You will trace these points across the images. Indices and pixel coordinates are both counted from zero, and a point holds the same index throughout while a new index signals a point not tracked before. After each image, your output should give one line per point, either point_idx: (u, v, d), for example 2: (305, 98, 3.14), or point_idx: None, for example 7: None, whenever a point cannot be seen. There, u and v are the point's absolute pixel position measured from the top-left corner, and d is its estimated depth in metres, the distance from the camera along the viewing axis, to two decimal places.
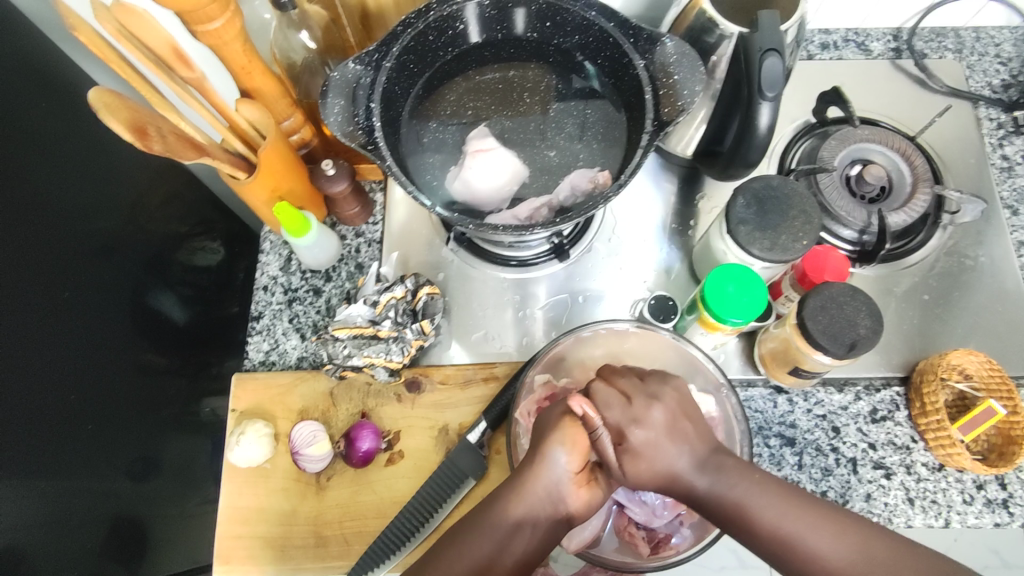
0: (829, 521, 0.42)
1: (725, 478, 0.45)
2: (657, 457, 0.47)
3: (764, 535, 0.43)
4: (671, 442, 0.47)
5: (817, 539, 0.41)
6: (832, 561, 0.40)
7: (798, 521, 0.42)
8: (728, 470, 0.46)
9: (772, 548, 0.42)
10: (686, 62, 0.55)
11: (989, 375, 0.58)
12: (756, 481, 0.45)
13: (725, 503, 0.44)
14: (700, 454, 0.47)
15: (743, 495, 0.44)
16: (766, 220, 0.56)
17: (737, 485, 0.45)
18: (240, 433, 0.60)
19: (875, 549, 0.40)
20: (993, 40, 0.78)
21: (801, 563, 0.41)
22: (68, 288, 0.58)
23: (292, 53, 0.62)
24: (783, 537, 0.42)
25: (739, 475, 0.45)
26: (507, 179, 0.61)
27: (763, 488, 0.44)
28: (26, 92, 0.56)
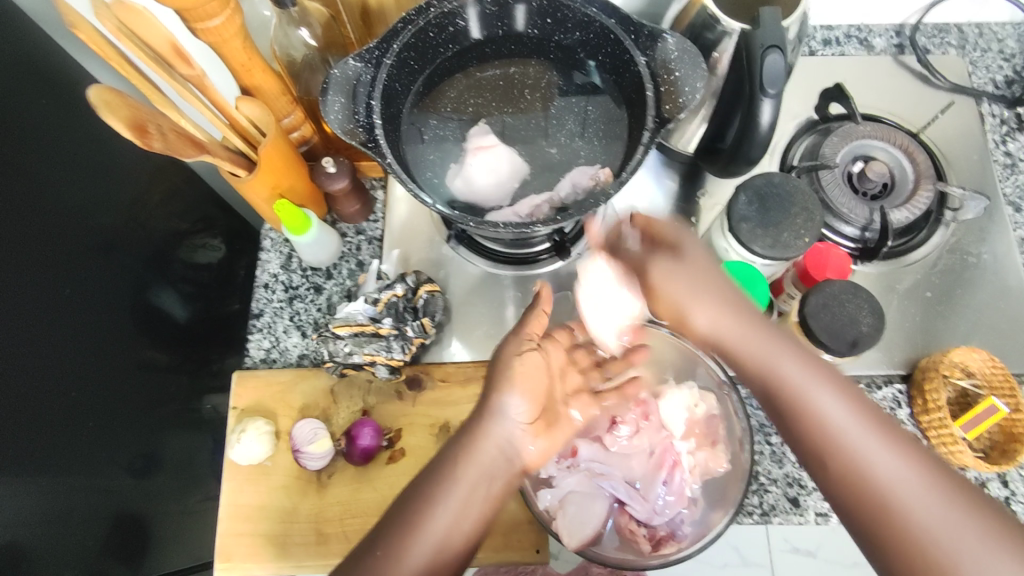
0: (888, 433, 0.46)
1: (787, 354, 0.50)
2: (698, 284, 0.54)
3: (818, 420, 0.47)
4: (712, 281, 0.54)
5: (871, 444, 0.45)
6: (877, 458, 0.45)
7: (858, 423, 0.46)
8: (803, 358, 0.50)
9: (825, 436, 0.46)
10: (688, 58, 0.55)
11: (992, 372, 0.58)
12: (819, 372, 0.49)
13: (790, 383, 0.49)
14: (754, 318, 0.53)
15: (802, 381, 0.48)
16: (767, 217, 0.56)
17: (810, 373, 0.49)
18: (241, 431, 0.60)
19: (926, 470, 0.44)
20: (996, 35, 0.78)
21: (849, 453, 0.45)
22: (68, 286, 0.58)
23: (292, 50, 0.62)
24: (840, 429, 0.46)
25: (813, 366, 0.49)
26: (512, 178, 0.61)
27: (835, 386, 0.48)
28: (24, 89, 0.56)
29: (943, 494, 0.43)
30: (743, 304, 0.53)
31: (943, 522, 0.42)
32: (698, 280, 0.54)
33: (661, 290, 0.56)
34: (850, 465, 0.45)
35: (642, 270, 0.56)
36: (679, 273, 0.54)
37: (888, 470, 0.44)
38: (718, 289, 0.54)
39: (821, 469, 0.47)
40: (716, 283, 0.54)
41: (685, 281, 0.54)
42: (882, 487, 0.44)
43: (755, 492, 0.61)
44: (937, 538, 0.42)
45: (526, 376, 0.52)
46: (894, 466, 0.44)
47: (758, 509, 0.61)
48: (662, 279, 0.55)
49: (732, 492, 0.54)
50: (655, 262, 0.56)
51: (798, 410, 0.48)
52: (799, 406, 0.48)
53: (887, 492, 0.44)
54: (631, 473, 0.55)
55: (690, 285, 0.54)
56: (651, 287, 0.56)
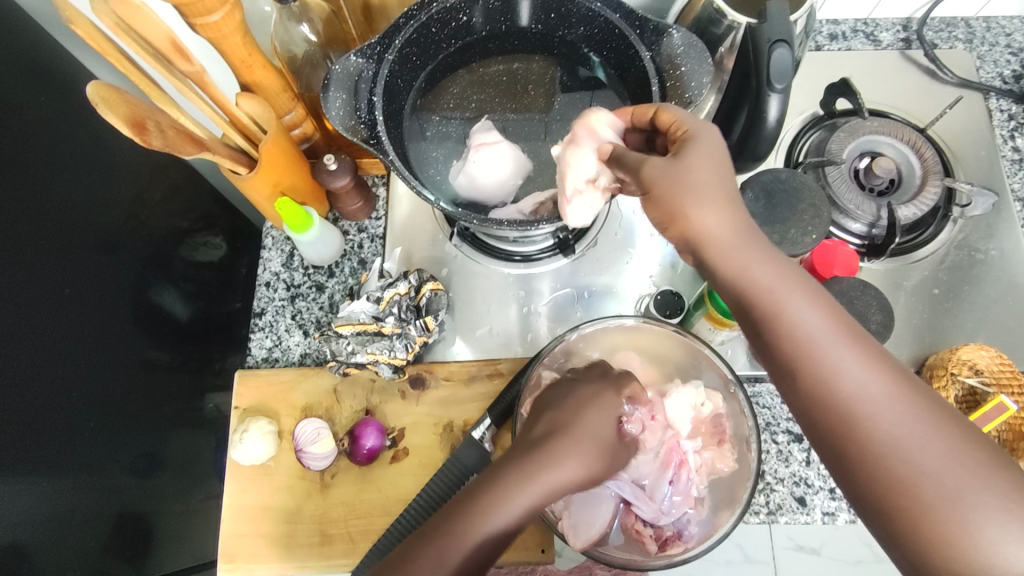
0: (867, 346, 0.35)
1: (766, 255, 0.37)
2: (693, 180, 0.38)
3: (787, 330, 0.35)
4: (715, 182, 0.38)
5: (845, 357, 0.34)
6: (851, 380, 0.34)
7: (833, 333, 0.35)
8: (770, 254, 0.37)
9: (792, 349, 0.35)
10: (694, 53, 0.53)
11: (1000, 370, 0.57)
12: (797, 277, 0.37)
13: (757, 284, 0.36)
14: (739, 220, 0.38)
15: (773, 282, 0.36)
16: (774, 213, 0.55)
17: (782, 271, 0.37)
18: (244, 431, 0.59)
19: (904, 389, 0.34)
20: (1005, 29, 0.77)
21: (815, 371, 0.35)
22: (69, 285, 0.58)
23: (293, 46, 0.61)
24: (809, 340, 0.35)
25: (782, 262, 0.37)
26: (507, 169, 0.59)
27: (806, 286, 0.36)
28: (23, 87, 0.56)
29: (924, 416, 0.33)
30: (733, 195, 0.38)
31: (917, 447, 0.32)
32: (697, 168, 0.38)
33: (655, 190, 0.39)
34: (818, 385, 0.35)
35: (641, 169, 0.40)
36: (665, 174, 0.38)
37: (865, 390, 0.34)
38: (712, 182, 0.38)
39: (790, 389, 0.37)
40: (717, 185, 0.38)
41: (668, 178, 0.38)
42: (854, 409, 0.34)
43: (762, 491, 0.61)
44: (914, 468, 0.32)
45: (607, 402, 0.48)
46: (870, 383, 0.34)
47: (765, 509, 0.61)
48: (655, 178, 0.39)
49: (739, 492, 0.53)
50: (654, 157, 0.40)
51: (763, 316, 0.36)
52: (764, 313, 0.36)
53: (858, 416, 0.34)
54: (637, 473, 0.52)
55: (686, 184, 0.38)
56: (643, 189, 0.40)
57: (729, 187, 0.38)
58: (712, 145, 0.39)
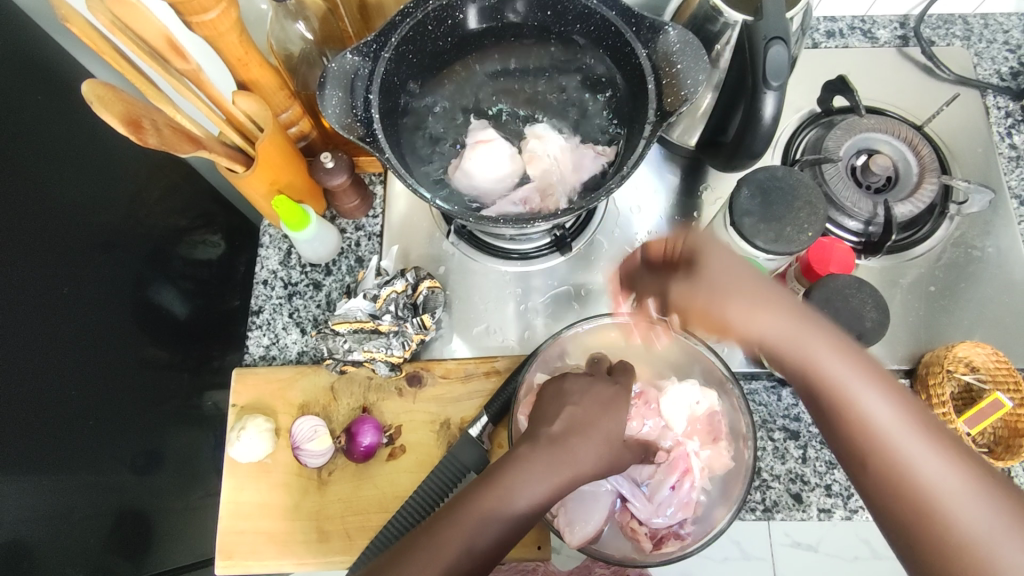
0: (932, 431, 0.41)
1: (837, 351, 0.44)
2: (721, 285, 0.49)
3: (860, 416, 0.42)
4: (756, 289, 0.49)
5: (918, 448, 0.41)
6: (918, 460, 0.40)
7: (905, 427, 0.41)
8: (844, 353, 0.44)
9: (866, 432, 0.42)
10: (690, 51, 0.54)
11: (996, 367, 0.57)
12: (866, 370, 0.44)
13: (830, 378, 0.44)
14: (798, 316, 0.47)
15: (846, 375, 0.44)
16: (770, 211, 0.55)
17: (856, 367, 0.44)
18: (241, 429, 0.59)
19: (977, 477, 0.39)
20: (1002, 26, 0.77)
21: (885, 452, 0.41)
22: (68, 283, 0.58)
23: (289, 44, 0.62)
24: (883, 432, 0.42)
25: (856, 361, 0.44)
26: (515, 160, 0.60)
27: (879, 380, 0.43)
28: (20, 85, 0.56)
29: (996, 504, 0.39)
30: (783, 299, 0.48)
31: (979, 521, 0.38)
32: (720, 280, 0.50)
33: (689, 303, 0.51)
34: (897, 473, 0.41)
35: (666, 288, 0.53)
36: (693, 289, 0.50)
37: (931, 472, 0.40)
38: (753, 287, 0.49)
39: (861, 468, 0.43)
40: (735, 286, 0.49)
41: (698, 291, 0.50)
42: (931, 496, 0.40)
43: (758, 488, 0.61)
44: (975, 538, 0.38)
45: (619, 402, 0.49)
46: (934, 463, 0.40)
47: (761, 506, 0.60)
48: (683, 295, 0.51)
49: (735, 491, 0.54)
50: (677, 275, 0.53)
51: (840, 404, 0.43)
52: (840, 401, 0.43)
53: (924, 491, 0.40)
54: (639, 472, 0.54)
55: (711, 292, 0.49)
56: (682, 307, 0.52)
57: (777, 295, 0.49)
58: (729, 259, 0.51)
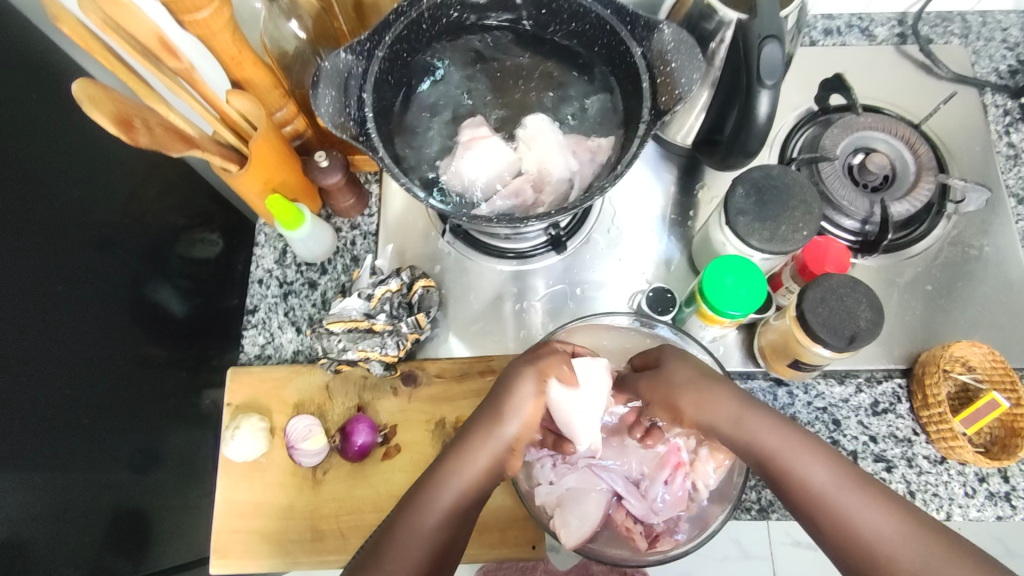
0: (876, 491, 0.40)
1: (771, 425, 0.45)
2: (680, 385, 0.49)
3: (801, 487, 0.42)
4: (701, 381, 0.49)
5: (858, 505, 0.40)
6: (862, 521, 0.39)
7: (842, 486, 0.41)
8: (775, 421, 0.45)
9: (810, 502, 0.41)
10: (684, 49, 0.53)
11: (992, 366, 0.56)
12: (801, 438, 0.44)
13: (770, 452, 0.44)
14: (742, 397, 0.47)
15: (783, 448, 0.44)
16: (765, 210, 0.55)
17: (791, 438, 0.44)
18: (236, 428, 0.59)
19: (927, 537, 0.38)
20: (1000, 24, 0.77)
21: (831, 520, 0.40)
22: (62, 282, 0.58)
23: (284, 43, 0.61)
24: (822, 494, 0.41)
25: (789, 429, 0.45)
26: (513, 153, 0.60)
27: (815, 448, 0.43)
28: (15, 83, 0.56)
29: (940, 551, 0.37)
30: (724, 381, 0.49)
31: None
32: (673, 373, 0.50)
33: (652, 399, 0.51)
34: (846, 540, 0.39)
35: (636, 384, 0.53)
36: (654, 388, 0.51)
37: (879, 532, 0.38)
38: (703, 380, 0.49)
39: (819, 539, 0.41)
40: (689, 382, 0.49)
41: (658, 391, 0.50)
42: (883, 560, 0.38)
43: (753, 487, 0.61)
44: None
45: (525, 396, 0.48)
46: (883, 524, 0.39)
47: (757, 505, 0.60)
48: (649, 392, 0.51)
49: (732, 485, 0.53)
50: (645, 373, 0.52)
51: (783, 476, 0.43)
52: (781, 473, 0.43)
53: (876, 553, 0.38)
54: (633, 470, 0.55)
55: (668, 387, 0.50)
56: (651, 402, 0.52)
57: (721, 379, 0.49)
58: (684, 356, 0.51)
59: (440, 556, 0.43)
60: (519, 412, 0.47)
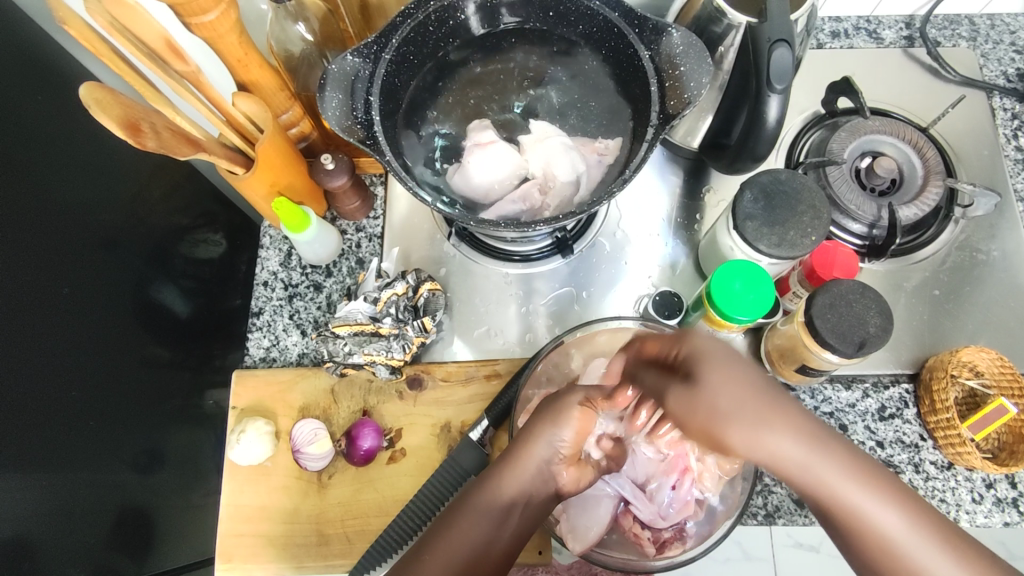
0: (949, 540, 0.38)
1: (842, 467, 0.40)
2: (736, 418, 0.41)
3: (870, 536, 0.39)
4: (755, 410, 0.41)
5: (930, 549, 0.38)
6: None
7: (913, 530, 0.38)
8: (845, 457, 0.40)
9: (877, 551, 0.39)
10: (693, 53, 0.53)
11: (1001, 372, 0.56)
12: (866, 476, 0.40)
13: (838, 498, 0.39)
14: (807, 436, 0.40)
15: (855, 497, 0.39)
16: (774, 215, 0.55)
17: (857, 478, 0.40)
18: (241, 432, 0.59)
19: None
20: (1009, 27, 0.76)
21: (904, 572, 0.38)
22: (67, 283, 0.57)
23: (290, 45, 0.61)
24: (893, 539, 0.38)
25: (854, 461, 0.40)
26: (520, 156, 0.61)
27: (884, 488, 0.39)
28: (20, 84, 0.55)
29: None
30: (776, 406, 0.42)
31: None
32: (719, 400, 0.42)
33: (690, 423, 0.43)
34: None
35: (665, 396, 0.45)
36: (690, 408, 0.43)
37: None
38: (757, 409, 0.41)
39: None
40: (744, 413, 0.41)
41: (698, 413, 0.42)
42: None
43: (760, 492, 0.61)
44: None
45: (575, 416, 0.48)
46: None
47: (763, 511, 0.60)
48: (682, 411, 0.43)
49: (736, 491, 0.53)
50: (676, 384, 0.44)
51: (851, 523, 0.39)
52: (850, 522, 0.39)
53: None
54: (638, 473, 0.54)
55: (712, 410, 0.42)
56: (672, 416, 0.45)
57: (779, 404, 0.42)
58: (733, 372, 0.42)
59: (486, 548, 0.43)
60: (567, 421, 0.47)
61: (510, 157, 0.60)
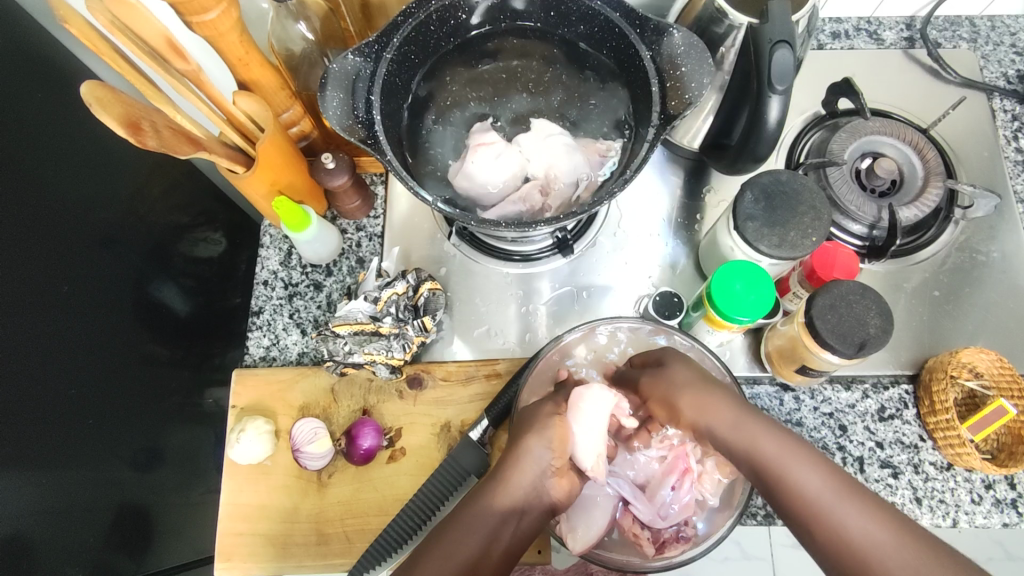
0: (866, 499, 0.39)
1: (767, 431, 0.45)
2: (687, 389, 0.49)
3: (791, 493, 0.41)
4: (697, 385, 0.49)
5: (851, 512, 0.39)
6: (856, 531, 0.38)
7: (837, 495, 0.40)
8: (774, 428, 0.45)
9: (800, 508, 0.40)
10: (695, 53, 0.54)
11: (1001, 374, 0.56)
12: (791, 441, 0.44)
13: (765, 457, 0.43)
14: (740, 408, 0.47)
15: (778, 455, 0.43)
16: (774, 216, 0.55)
17: (784, 444, 0.43)
18: (240, 431, 0.59)
19: (913, 542, 0.37)
20: (1009, 29, 0.77)
21: (823, 529, 0.39)
22: (66, 282, 0.57)
23: (291, 44, 0.61)
24: (816, 498, 0.40)
25: (785, 435, 0.44)
26: (520, 155, 0.60)
27: (809, 455, 0.42)
28: (19, 81, 0.55)
29: (927, 560, 0.36)
30: (723, 389, 0.49)
31: None
32: (674, 375, 0.50)
33: (654, 397, 0.51)
34: (836, 547, 0.38)
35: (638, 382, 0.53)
36: (653, 383, 0.51)
37: (871, 541, 0.37)
38: (700, 383, 0.49)
39: (808, 546, 0.40)
40: (687, 384, 0.49)
41: (657, 387, 0.51)
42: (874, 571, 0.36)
43: (759, 493, 0.61)
44: None
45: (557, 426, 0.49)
46: (877, 534, 0.37)
47: (762, 511, 0.60)
48: (650, 390, 0.52)
49: (736, 493, 0.53)
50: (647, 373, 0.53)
51: (776, 482, 0.42)
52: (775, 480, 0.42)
53: (866, 563, 0.37)
54: (639, 475, 0.54)
55: (670, 383, 0.50)
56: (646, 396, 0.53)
57: (724, 389, 0.49)
58: (689, 362, 0.51)
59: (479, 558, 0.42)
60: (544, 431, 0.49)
61: (510, 158, 0.60)
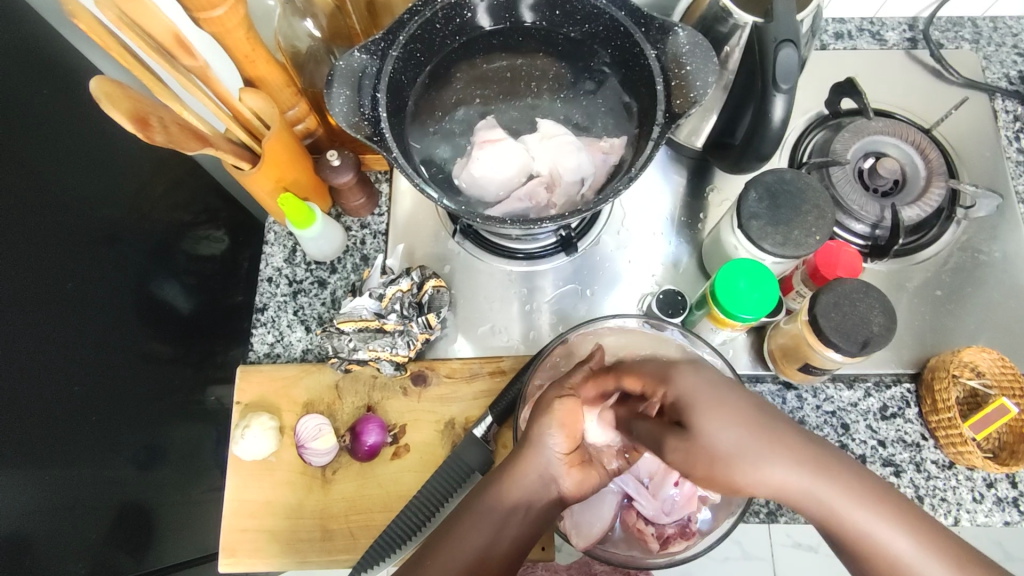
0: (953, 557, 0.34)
1: (842, 486, 0.35)
2: (747, 453, 0.37)
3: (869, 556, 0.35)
4: (749, 443, 0.37)
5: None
6: None
7: (924, 555, 0.34)
8: (856, 482, 0.35)
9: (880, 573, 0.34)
10: (699, 52, 0.53)
11: (1001, 373, 0.56)
12: (872, 498, 0.35)
13: (842, 519, 0.35)
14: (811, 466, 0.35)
15: (854, 515, 0.35)
16: (778, 215, 0.55)
17: (864, 499, 0.35)
18: (245, 426, 0.59)
19: None
20: (1012, 30, 0.77)
21: None
22: (71, 279, 0.58)
23: (297, 41, 0.62)
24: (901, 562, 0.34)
25: (869, 490, 0.35)
26: (526, 152, 0.61)
27: (890, 507, 0.35)
28: (25, 79, 0.55)
29: None
30: (789, 445, 0.36)
31: None
32: (718, 443, 0.37)
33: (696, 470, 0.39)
34: None
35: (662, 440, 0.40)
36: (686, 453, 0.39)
37: None
38: (754, 442, 0.37)
39: None
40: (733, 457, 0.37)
41: (694, 456, 0.38)
42: None
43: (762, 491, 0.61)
44: None
45: (567, 414, 0.45)
46: None
47: (765, 509, 0.60)
48: (686, 460, 0.39)
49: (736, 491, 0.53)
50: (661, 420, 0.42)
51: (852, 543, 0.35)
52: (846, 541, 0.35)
53: None
54: (641, 471, 0.53)
55: (711, 458, 0.37)
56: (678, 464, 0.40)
57: (787, 441, 0.36)
58: (724, 407, 0.38)
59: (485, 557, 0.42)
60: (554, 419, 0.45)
61: (517, 158, 0.60)
